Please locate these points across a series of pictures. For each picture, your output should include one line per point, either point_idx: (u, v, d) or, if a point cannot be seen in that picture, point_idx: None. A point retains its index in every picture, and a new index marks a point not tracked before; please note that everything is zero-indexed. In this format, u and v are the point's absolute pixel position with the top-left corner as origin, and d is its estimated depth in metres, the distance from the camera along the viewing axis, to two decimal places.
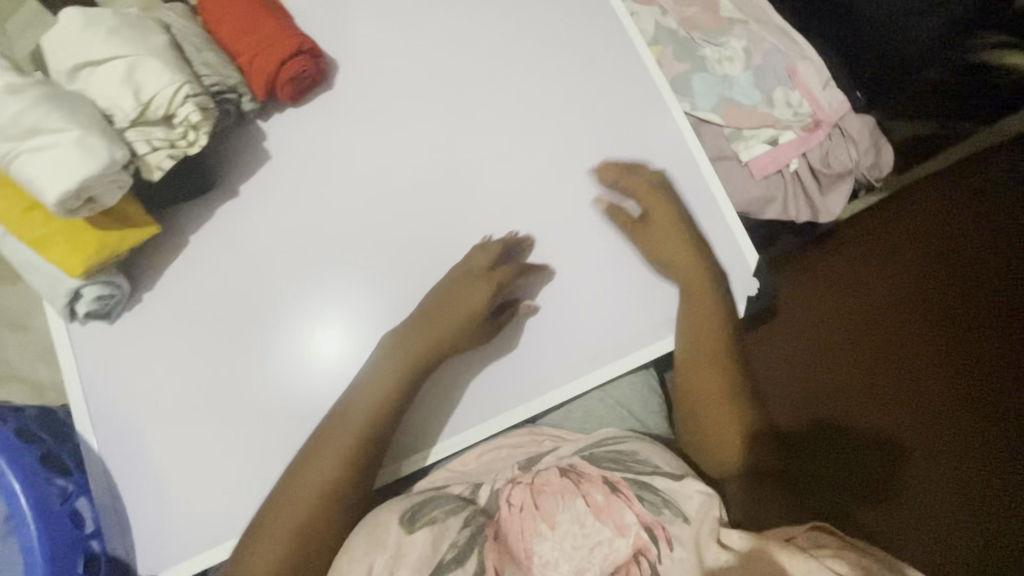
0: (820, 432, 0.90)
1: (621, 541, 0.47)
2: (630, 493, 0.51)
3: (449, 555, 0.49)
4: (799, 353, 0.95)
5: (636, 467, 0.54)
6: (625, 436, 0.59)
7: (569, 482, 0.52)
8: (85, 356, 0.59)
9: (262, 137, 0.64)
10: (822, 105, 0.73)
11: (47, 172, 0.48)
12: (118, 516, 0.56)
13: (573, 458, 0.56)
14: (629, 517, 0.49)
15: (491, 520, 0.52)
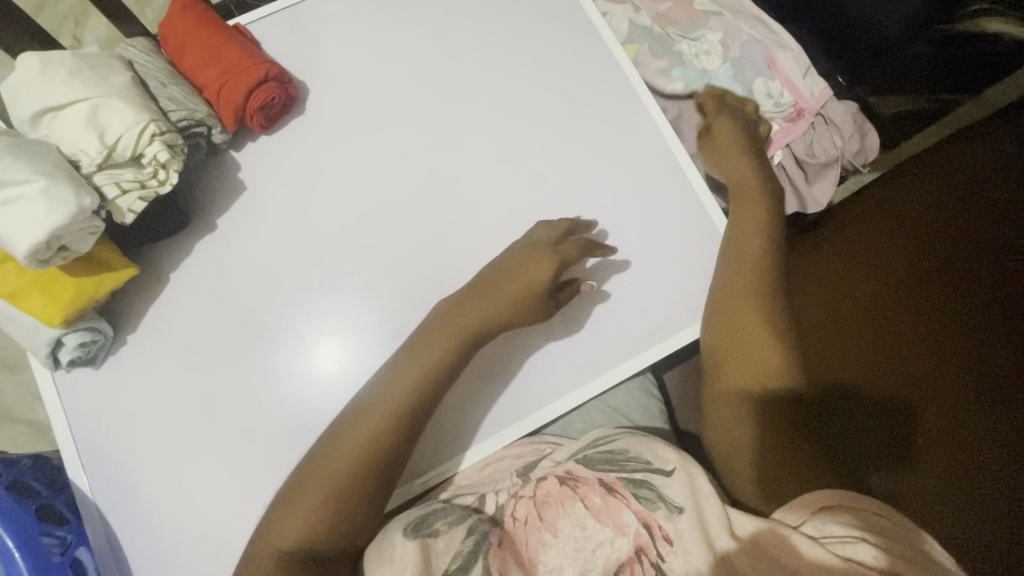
0: (831, 399, 0.73)
1: (623, 540, 0.47)
2: (626, 492, 0.50)
3: (454, 565, 0.48)
4: (818, 290, 0.79)
5: (629, 466, 0.53)
6: (620, 437, 0.58)
7: (568, 487, 0.51)
8: (73, 403, 0.59)
9: (236, 168, 0.63)
10: (802, 94, 0.72)
11: (14, 224, 0.47)
12: (120, 562, 0.56)
13: (568, 462, 0.55)
14: (629, 517, 0.48)
15: (496, 528, 0.51)
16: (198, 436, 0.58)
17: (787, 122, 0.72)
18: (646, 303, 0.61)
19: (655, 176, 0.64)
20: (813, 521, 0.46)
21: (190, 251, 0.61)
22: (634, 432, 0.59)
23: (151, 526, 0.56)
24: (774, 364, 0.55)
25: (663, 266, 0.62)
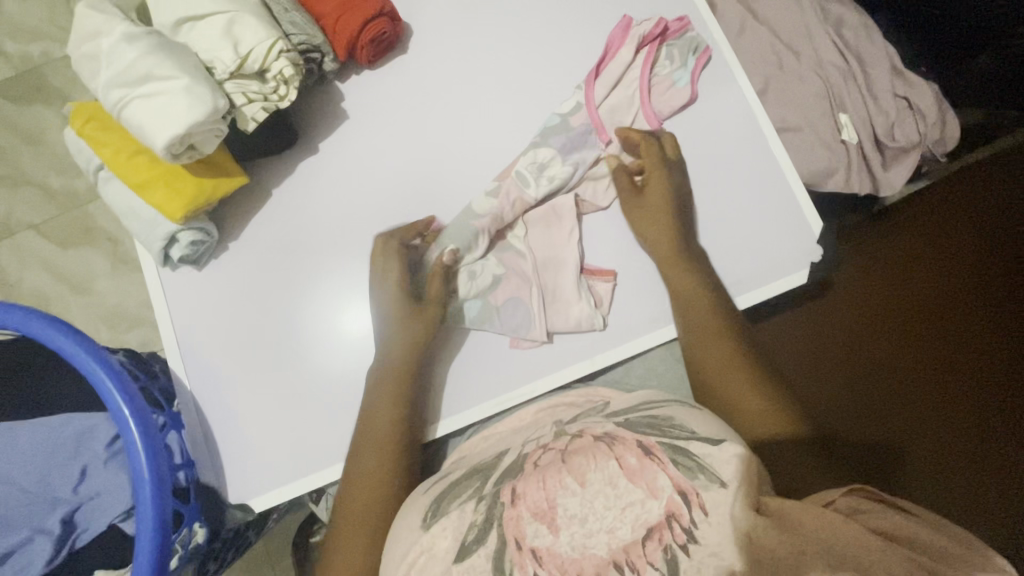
0: (854, 422, 0.84)
1: (654, 503, 0.38)
2: (663, 456, 0.40)
3: (470, 537, 0.42)
4: (857, 330, 0.87)
5: (672, 432, 0.43)
6: (666, 404, 0.49)
7: (602, 444, 0.42)
8: (174, 299, 0.63)
9: (340, 98, 0.67)
10: (885, 81, 0.74)
11: (158, 117, 0.51)
12: (208, 450, 0.61)
13: (605, 424, 0.46)
14: (664, 481, 0.39)
15: (511, 481, 0.43)
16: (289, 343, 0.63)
17: (871, 106, 0.73)
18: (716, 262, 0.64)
19: (737, 143, 0.66)
20: (843, 501, 0.41)
21: (291, 171, 0.65)
22: (685, 402, 0.49)
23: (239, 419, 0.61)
24: (761, 408, 0.54)
25: (740, 228, 0.64)
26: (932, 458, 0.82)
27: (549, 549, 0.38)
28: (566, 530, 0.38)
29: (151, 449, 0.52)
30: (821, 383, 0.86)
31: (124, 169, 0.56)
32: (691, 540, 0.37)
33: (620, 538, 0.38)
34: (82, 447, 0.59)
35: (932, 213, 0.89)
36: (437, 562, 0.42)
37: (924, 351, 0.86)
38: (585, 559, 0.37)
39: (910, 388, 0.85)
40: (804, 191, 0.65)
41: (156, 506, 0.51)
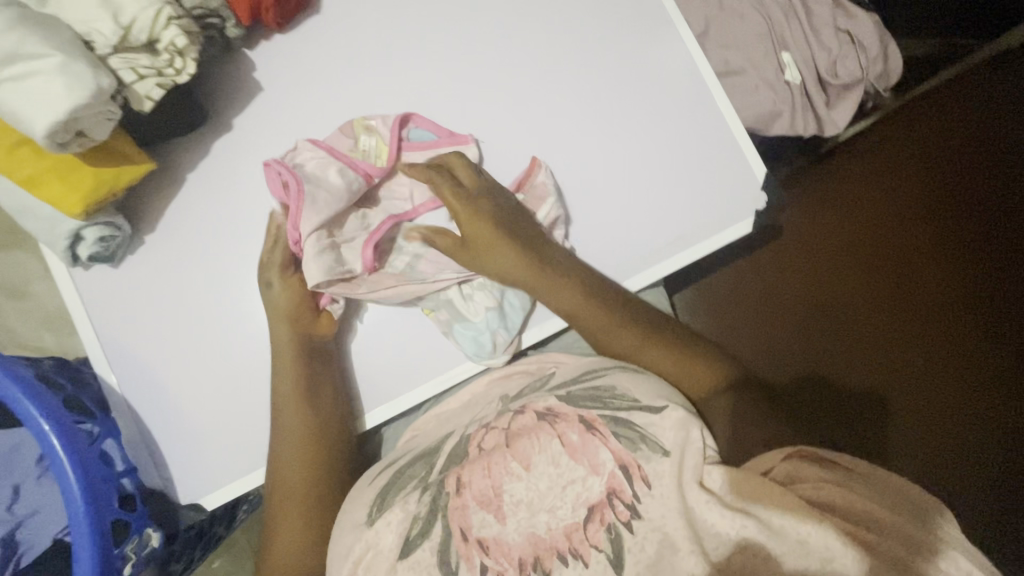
0: (809, 384, 0.85)
1: (595, 481, 0.39)
2: (605, 430, 0.40)
3: (413, 531, 0.41)
4: (806, 288, 0.88)
5: (614, 404, 0.42)
6: (609, 370, 0.48)
7: (545, 422, 0.42)
8: (93, 301, 0.59)
9: (252, 68, 0.61)
10: (826, 16, 0.71)
11: (31, 101, 0.46)
12: (150, 455, 0.59)
13: (549, 398, 0.45)
14: (606, 456, 0.39)
15: (455, 467, 0.43)
16: (224, 335, 0.60)
17: (813, 42, 0.71)
18: (663, 216, 0.62)
19: (676, 91, 0.63)
20: (782, 468, 0.41)
21: (205, 153, 0.60)
22: (628, 367, 0.48)
23: (181, 419, 0.59)
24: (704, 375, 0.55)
25: (686, 180, 0.62)
26: (895, 394, 0.84)
27: (495, 538, 0.38)
28: (512, 516, 0.39)
29: (82, 465, 0.49)
30: (780, 327, 0.87)
31: (6, 162, 0.50)
32: (634, 516, 0.37)
33: (561, 517, 0.38)
34: (12, 464, 0.56)
35: (875, 163, 0.88)
36: (384, 559, 0.41)
37: (882, 292, 0.86)
38: (528, 541, 0.38)
39: (873, 328, 0.86)
40: (746, 137, 0.63)
41: (93, 519, 0.49)
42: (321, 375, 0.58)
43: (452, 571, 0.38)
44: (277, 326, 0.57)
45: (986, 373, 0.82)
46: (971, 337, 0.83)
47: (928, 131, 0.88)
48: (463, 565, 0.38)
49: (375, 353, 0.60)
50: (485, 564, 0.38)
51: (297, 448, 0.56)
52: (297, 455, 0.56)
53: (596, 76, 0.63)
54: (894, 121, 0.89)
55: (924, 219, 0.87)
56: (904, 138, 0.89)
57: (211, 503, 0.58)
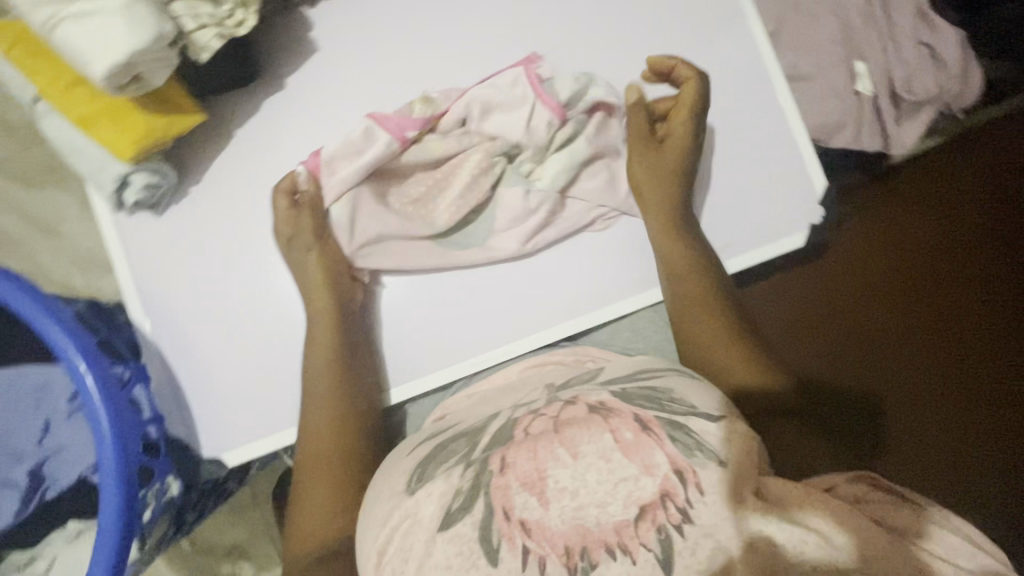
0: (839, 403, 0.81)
1: (648, 481, 0.37)
2: (660, 431, 0.39)
3: (454, 505, 0.41)
4: (851, 304, 0.83)
5: (670, 407, 0.42)
6: (662, 373, 0.47)
7: (597, 415, 0.41)
8: (134, 246, 0.59)
9: (308, 26, 0.60)
10: (908, 26, 0.67)
11: (92, 42, 0.45)
12: (176, 405, 0.59)
13: (601, 393, 0.44)
14: (661, 458, 0.38)
15: (500, 446, 0.43)
16: (260, 294, 0.60)
17: (892, 53, 0.67)
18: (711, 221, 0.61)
19: (742, 92, 0.61)
20: (842, 486, 0.41)
21: (256, 110, 0.59)
22: (682, 370, 0.48)
23: (213, 374, 0.59)
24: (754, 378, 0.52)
25: (741, 187, 0.61)
26: (915, 419, 0.82)
27: (538, 522, 0.38)
28: (556, 502, 0.38)
29: (112, 407, 0.50)
30: (820, 340, 0.82)
31: (63, 102, 0.51)
32: (685, 519, 0.36)
33: (611, 513, 0.37)
34: (43, 401, 0.57)
35: (941, 181, 0.83)
36: (422, 528, 0.41)
37: (918, 317, 0.83)
38: (574, 531, 0.37)
39: (904, 353, 0.83)
40: (810, 147, 0.61)
41: (120, 463, 0.49)
42: (351, 343, 0.59)
43: (494, 549, 0.38)
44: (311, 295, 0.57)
45: (998, 410, 0.83)
46: (995, 374, 0.83)
47: (999, 156, 0.83)
48: (505, 546, 0.38)
49: (414, 328, 0.61)
50: (528, 548, 0.38)
51: (330, 409, 0.56)
52: (331, 418, 0.56)
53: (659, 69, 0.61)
54: (967, 139, 0.83)
55: (976, 249, 0.83)
56: (975, 159, 0.83)
57: (233, 460, 0.59)
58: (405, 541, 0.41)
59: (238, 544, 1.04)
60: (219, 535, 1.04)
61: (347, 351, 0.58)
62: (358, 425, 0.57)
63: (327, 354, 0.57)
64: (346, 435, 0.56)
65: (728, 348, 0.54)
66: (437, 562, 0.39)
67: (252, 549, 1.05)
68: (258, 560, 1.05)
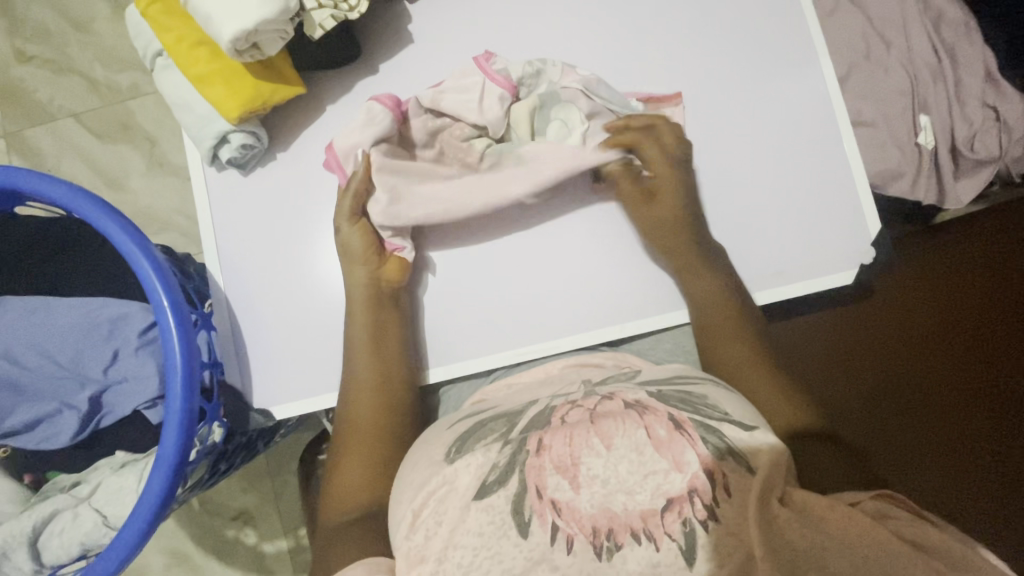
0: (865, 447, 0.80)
1: (678, 477, 0.39)
2: (693, 432, 0.41)
3: (490, 478, 0.42)
4: (888, 350, 0.82)
5: (705, 411, 0.43)
6: (697, 381, 0.48)
7: (632, 411, 0.42)
8: (215, 200, 0.63)
9: (407, 20, 0.64)
10: (975, 87, 0.69)
11: (224, 8, 0.50)
12: (238, 354, 0.62)
13: (638, 392, 0.45)
14: (692, 457, 0.39)
15: (537, 430, 0.44)
16: (322, 259, 0.63)
17: (955, 111, 0.69)
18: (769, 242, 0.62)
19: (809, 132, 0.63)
20: (870, 502, 0.42)
21: (347, 89, 0.63)
22: (717, 381, 0.49)
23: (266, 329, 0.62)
24: (787, 408, 0.53)
25: (794, 217, 0.62)
26: (936, 482, 0.79)
27: (568, 503, 0.39)
28: (587, 488, 0.39)
29: (188, 345, 0.53)
30: (850, 381, 0.82)
31: (184, 59, 0.55)
32: (710, 517, 0.38)
33: (638, 502, 0.39)
34: (116, 331, 0.60)
35: (1002, 239, 0.81)
36: (457, 496, 0.43)
37: (951, 380, 0.81)
38: (602, 514, 0.39)
39: (930, 412, 0.81)
40: (868, 191, 0.62)
41: (186, 399, 0.52)
42: (392, 312, 0.61)
43: (525, 523, 0.40)
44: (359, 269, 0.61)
45: None
46: None
47: None
48: (536, 520, 0.39)
49: (459, 312, 0.63)
50: (556, 525, 0.39)
51: (366, 373, 0.59)
52: (368, 383, 0.59)
53: (730, 99, 0.64)
54: None
55: None
56: None
57: (281, 414, 0.61)
58: (440, 505, 0.43)
59: (245, 510, 1.06)
60: (230, 498, 1.06)
61: (387, 319, 0.60)
62: (397, 393, 0.59)
63: (365, 321, 0.60)
64: (384, 402, 0.58)
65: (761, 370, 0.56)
66: (470, 529, 0.41)
67: (257, 518, 1.06)
68: (262, 529, 1.06)
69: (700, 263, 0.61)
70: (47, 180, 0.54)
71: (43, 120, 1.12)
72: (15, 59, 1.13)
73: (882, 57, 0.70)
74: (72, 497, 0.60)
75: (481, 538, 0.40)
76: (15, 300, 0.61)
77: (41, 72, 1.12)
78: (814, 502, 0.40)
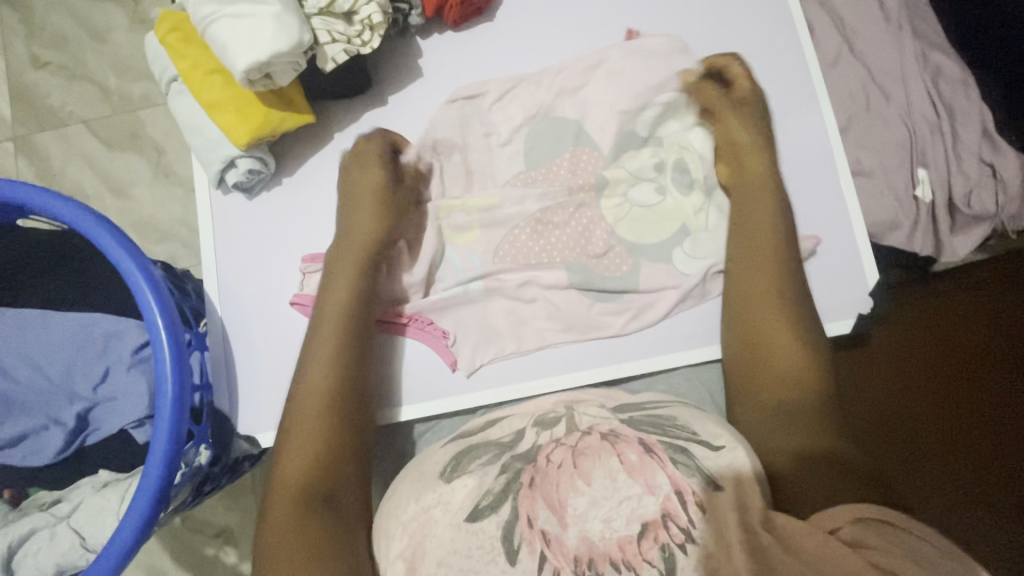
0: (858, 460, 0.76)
1: (651, 500, 0.39)
2: (663, 454, 0.41)
3: (484, 501, 0.41)
4: (900, 368, 0.79)
5: (673, 433, 0.44)
6: (671, 405, 0.49)
7: (606, 442, 0.42)
8: (221, 220, 0.63)
9: (419, 55, 0.66)
10: (972, 143, 0.71)
11: (240, 39, 0.51)
12: (228, 381, 0.62)
13: (611, 421, 0.46)
14: (663, 479, 0.39)
15: (528, 464, 0.43)
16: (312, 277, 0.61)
17: (953, 166, 0.71)
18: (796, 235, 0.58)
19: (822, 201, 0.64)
20: (849, 525, 0.38)
21: (356, 119, 0.65)
22: (689, 404, 0.50)
23: (259, 349, 0.62)
24: (798, 393, 0.50)
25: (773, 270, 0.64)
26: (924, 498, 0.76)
27: (557, 534, 0.39)
28: (576, 525, 0.39)
29: (180, 366, 0.52)
30: (861, 391, 0.78)
31: (197, 85, 0.56)
32: (688, 540, 0.37)
33: (615, 529, 0.38)
34: (108, 347, 0.60)
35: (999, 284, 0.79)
36: (452, 515, 0.42)
37: (965, 421, 0.78)
38: (584, 543, 0.38)
39: (952, 459, 0.77)
40: (867, 241, 0.63)
41: (174, 422, 0.51)
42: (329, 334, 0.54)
43: (515, 550, 0.39)
44: (346, 257, 0.58)
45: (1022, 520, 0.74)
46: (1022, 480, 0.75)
47: None
48: (525, 549, 0.39)
49: (455, 345, 0.62)
50: (545, 553, 0.38)
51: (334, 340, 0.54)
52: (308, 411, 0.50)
53: None
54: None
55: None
56: None
57: (265, 440, 0.61)
58: (421, 537, 0.42)
59: (227, 528, 1.04)
60: (212, 515, 1.04)
61: (363, 297, 0.57)
62: (337, 421, 0.51)
63: (341, 301, 0.56)
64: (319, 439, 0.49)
65: (790, 387, 0.50)
66: (460, 548, 0.40)
67: (239, 536, 1.03)
68: (243, 549, 1.03)
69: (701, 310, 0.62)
70: (50, 196, 0.55)
71: (53, 125, 1.14)
72: (30, 65, 1.15)
73: (882, 109, 0.72)
74: (49, 515, 0.58)
75: (469, 561, 0.39)
76: (14, 312, 0.61)
77: (55, 79, 1.14)
78: (787, 523, 0.38)
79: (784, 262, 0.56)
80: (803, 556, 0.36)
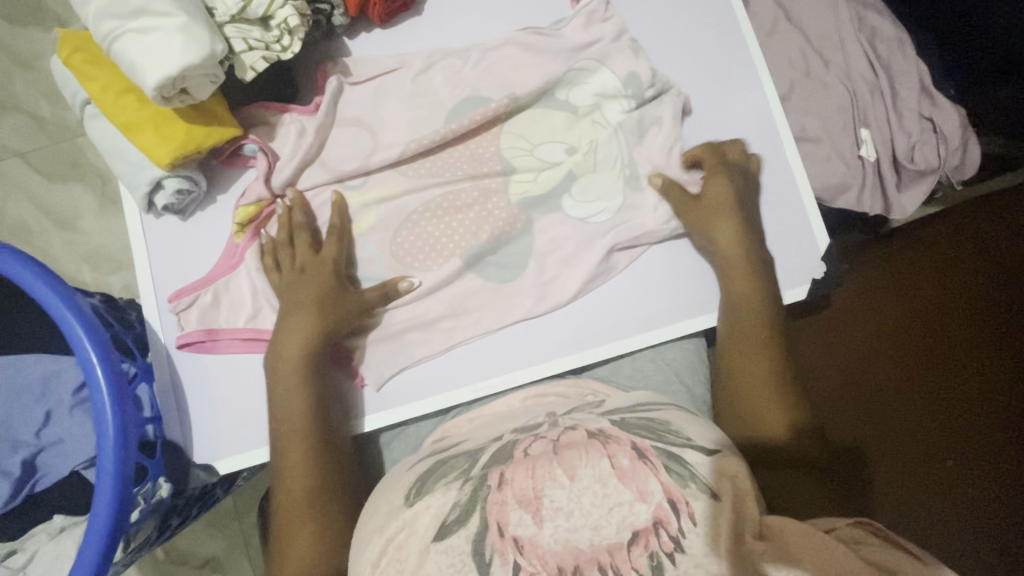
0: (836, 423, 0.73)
1: (642, 508, 0.35)
2: (657, 460, 0.37)
3: (451, 517, 0.38)
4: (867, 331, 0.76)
5: (668, 438, 0.40)
6: (663, 406, 0.46)
7: (595, 441, 0.39)
8: (155, 245, 0.62)
9: (347, 55, 0.66)
10: (911, 98, 0.71)
11: (147, 55, 0.48)
12: (179, 410, 0.60)
13: (601, 422, 0.43)
14: (656, 486, 0.36)
15: (499, 464, 0.41)
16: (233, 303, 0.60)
17: (894, 123, 0.71)
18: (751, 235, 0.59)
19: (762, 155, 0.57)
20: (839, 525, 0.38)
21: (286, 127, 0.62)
22: (681, 406, 0.47)
23: (211, 375, 0.60)
24: (780, 399, 0.51)
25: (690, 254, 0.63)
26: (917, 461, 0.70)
27: (531, 539, 0.35)
28: (550, 522, 0.35)
29: (120, 403, 0.50)
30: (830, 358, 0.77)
31: (110, 107, 0.54)
32: (677, 549, 0.34)
33: (604, 534, 0.35)
34: (48, 390, 0.58)
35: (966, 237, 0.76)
36: (417, 540, 0.39)
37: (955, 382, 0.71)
38: (567, 549, 0.35)
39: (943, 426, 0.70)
40: (815, 206, 0.63)
41: (120, 460, 0.49)
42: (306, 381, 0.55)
43: (486, 565, 0.36)
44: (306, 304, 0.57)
45: None
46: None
47: None
48: (497, 561, 0.35)
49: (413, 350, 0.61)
50: (519, 565, 0.35)
51: (308, 442, 0.53)
52: (296, 466, 0.52)
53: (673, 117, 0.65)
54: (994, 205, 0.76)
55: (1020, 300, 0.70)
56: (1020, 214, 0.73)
57: (225, 467, 0.59)
58: (399, 554, 0.39)
59: (214, 557, 1.01)
60: (197, 546, 1.01)
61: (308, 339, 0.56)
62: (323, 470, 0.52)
63: (301, 414, 0.53)
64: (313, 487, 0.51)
65: (769, 388, 0.52)
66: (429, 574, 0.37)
67: (227, 564, 1.01)
68: None
69: (657, 291, 0.62)
70: None
71: None
72: None
73: (820, 73, 0.72)
74: (6, 569, 0.56)
75: None
76: None
77: None
78: (784, 530, 0.37)
79: (757, 280, 0.57)
80: (804, 558, 0.35)
